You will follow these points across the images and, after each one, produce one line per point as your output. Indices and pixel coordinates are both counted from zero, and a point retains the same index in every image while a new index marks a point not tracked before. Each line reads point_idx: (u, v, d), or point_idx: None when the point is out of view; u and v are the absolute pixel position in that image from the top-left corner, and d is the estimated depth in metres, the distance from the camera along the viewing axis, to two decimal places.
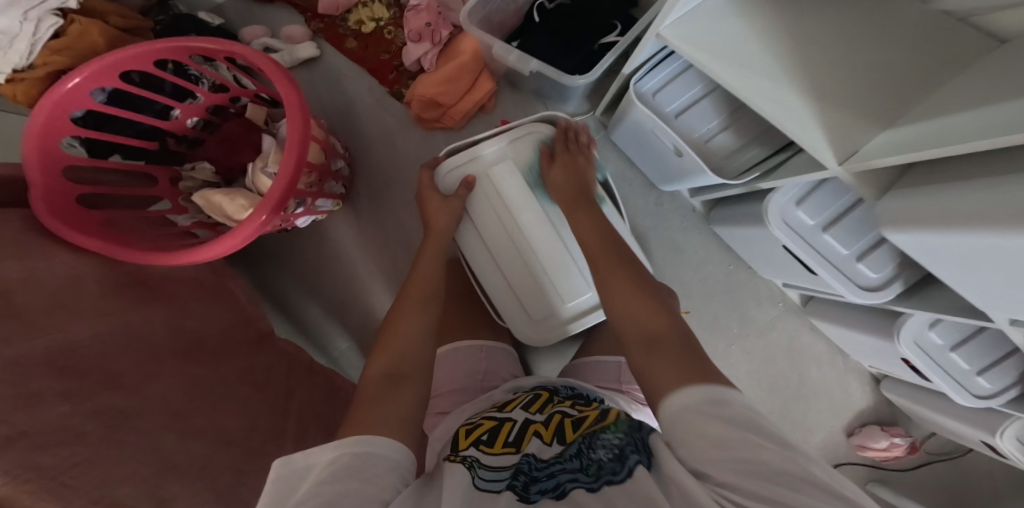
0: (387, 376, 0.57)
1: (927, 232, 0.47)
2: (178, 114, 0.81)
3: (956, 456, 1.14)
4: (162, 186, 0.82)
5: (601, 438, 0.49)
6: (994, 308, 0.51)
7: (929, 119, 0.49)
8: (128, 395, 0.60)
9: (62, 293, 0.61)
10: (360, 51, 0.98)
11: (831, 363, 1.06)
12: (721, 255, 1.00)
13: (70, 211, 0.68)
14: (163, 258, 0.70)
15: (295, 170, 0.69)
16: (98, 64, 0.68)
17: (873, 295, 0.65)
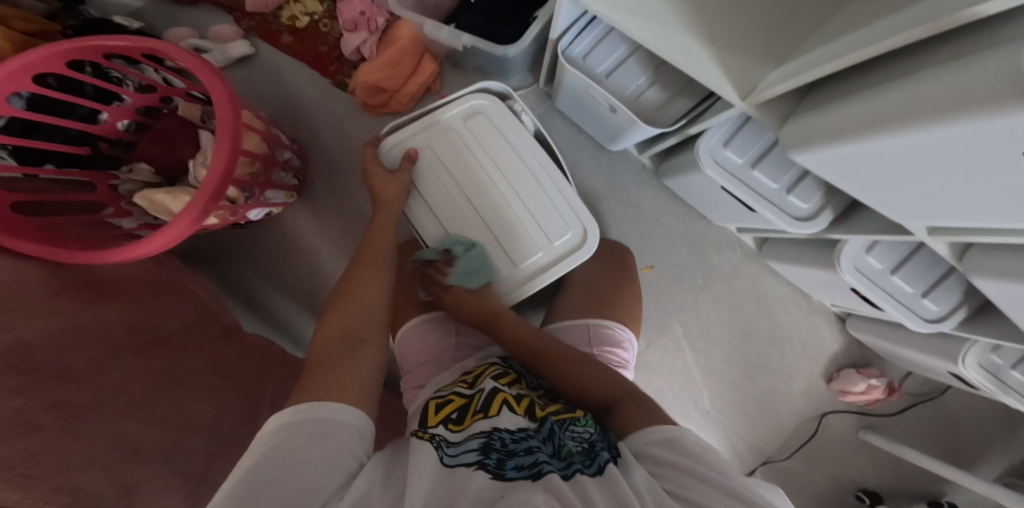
0: (342, 338, 0.60)
1: (842, 146, 0.46)
2: (106, 118, 0.76)
3: (936, 396, 1.14)
4: (100, 192, 0.77)
5: (573, 430, 0.57)
6: (913, 219, 0.54)
7: (829, 43, 0.49)
8: (83, 389, 0.62)
9: (7, 294, 0.62)
10: (296, 45, 0.99)
11: (797, 305, 1.07)
12: (677, 207, 1.02)
13: (10, 230, 0.62)
14: (103, 258, 0.67)
15: (230, 160, 0.68)
16: (9, 66, 0.61)
17: (807, 226, 0.67)
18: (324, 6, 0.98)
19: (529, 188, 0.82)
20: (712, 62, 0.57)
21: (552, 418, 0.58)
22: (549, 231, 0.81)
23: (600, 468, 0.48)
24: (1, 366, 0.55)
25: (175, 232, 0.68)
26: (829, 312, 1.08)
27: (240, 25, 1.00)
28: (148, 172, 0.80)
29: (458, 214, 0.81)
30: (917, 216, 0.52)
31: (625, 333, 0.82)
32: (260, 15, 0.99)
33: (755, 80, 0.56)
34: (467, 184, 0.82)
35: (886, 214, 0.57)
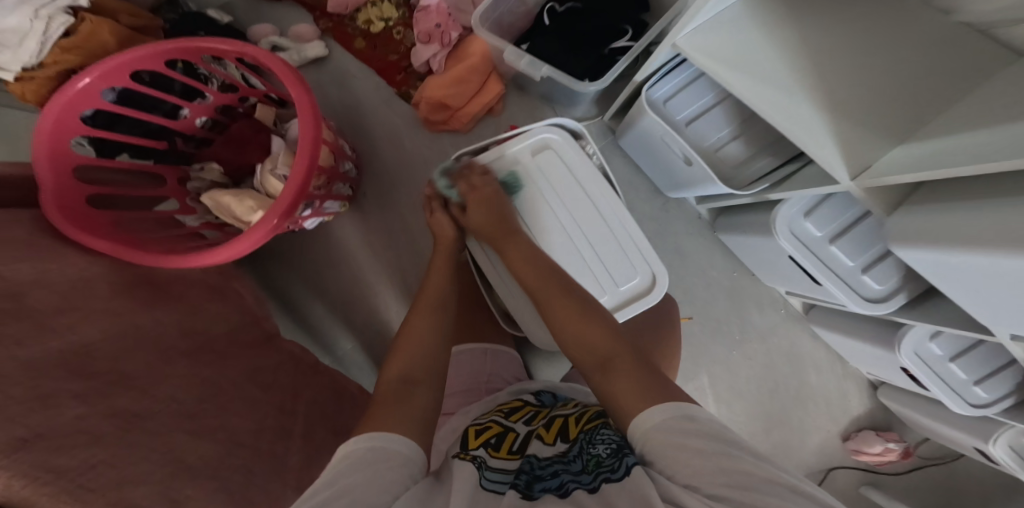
0: (401, 381, 0.58)
1: (952, 250, 0.46)
2: (187, 114, 0.86)
3: (948, 461, 1.16)
4: (171, 185, 0.86)
5: (600, 433, 0.53)
6: (999, 324, 0.51)
7: (945, 135, 0.50)
8: (140, 394, 0.61)
9: (71, 295, 0.62)
10: (367, 52, 0.99)
11: (830, 369, 1.08)
12: (725, 261, 1.02)
13: (81, 209, 0.71)
14: (170, 260, 0.71)
15: (306, 173, 0.72)
16: (105, 65, 0.71)
17: (878, 306, 0.67)
18: (399, 13, 0.97)
19: (598, 228, 0.80)
20: (827, 138, 0.56)
21: (584, 431, 0.56)
22: (616, 275, 0.80)
23: (628, 470, 0.43)
24: (60, 374, 0.54)
25: (256, 238, 0.71)
26: (860, 376, 1.10)
27: (317, 24, 1.00)
28: (218, 172, 0.89)
29: None
30: (1004, 325, 0.51)
31: None
32: (338, 16, 0.99)
33: (867, 158, 0.55)
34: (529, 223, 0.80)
35: (973, 315, 0.54)
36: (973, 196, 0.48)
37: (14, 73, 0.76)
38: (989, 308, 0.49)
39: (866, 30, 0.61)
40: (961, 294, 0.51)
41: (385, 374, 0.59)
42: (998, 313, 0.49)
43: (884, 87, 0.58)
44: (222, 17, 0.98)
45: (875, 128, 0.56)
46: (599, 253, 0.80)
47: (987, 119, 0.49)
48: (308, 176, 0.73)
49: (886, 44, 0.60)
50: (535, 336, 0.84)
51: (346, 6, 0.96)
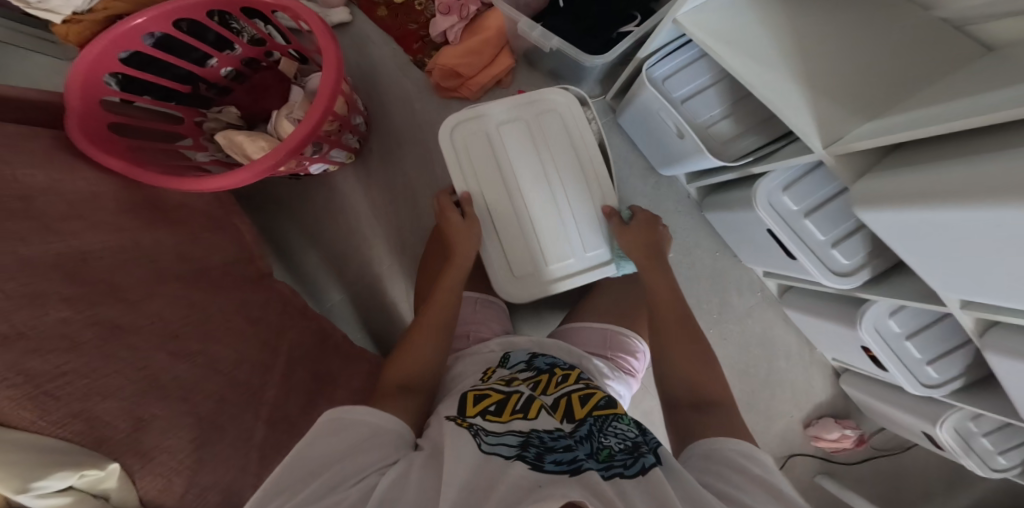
0: (401, 386, 0.65)
1: (911, 210, 0.52)
2: (214, 64, 0.86)
3: (899, 452, 1.23)
4: (187, 125, 0.87)
5: (613, 426, 0.58)
6: (950, 289, 0.59)
7: (915, 109, 0.57)
8: (129, 311, 0.63)
9: (77, 205, 0.63)
10: (389, 20, 1.01)
11: (799, 355, 1.15)
12: (710, 242, 1.08)
13: (100, 134, 0.71)
14: (176, 183, 0.72)
15: (320, 118, 0.75)
16: (160, 8, 0.73)
17: (841, 280, 0.74)
18: None
19: (584, 195, 0.87)
20: (808, 115, 0.63)
21: (591, 415, 0.60)
22: (585, 239, 0.87)
23: (642, 468, 0.50)
24: (54, 275, 0.56)
25: (257, 170, 0.73)
26: (827, 366, 1.17)
27: None
28: (234, 116, 0.89)
29: (497, 198, 0.86)
30: (956, 288, 0.57)
31: (642, 345, 0.88)
32: None
33: (838, 131, 0.62)
34: (513, 172, 0.86)
35: (929, 284, 0.61)
36: (935, 161, 0.53)
37: (63, 16, 0.75)
38: (941, 268, 0.56)
39: (850, 27, 0.68)
40: (916, 256, 0.57)
41: (386, 383, 0.66)
42: (944, 270, 0.56)
43: (865, 78, 0.65)
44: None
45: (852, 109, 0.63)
46: (573, 218, 0.87)
47: (947, 97, 0.55)
48: (322, 119, 0.75)
49: (871, 41, 0.67)
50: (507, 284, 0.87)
51: None
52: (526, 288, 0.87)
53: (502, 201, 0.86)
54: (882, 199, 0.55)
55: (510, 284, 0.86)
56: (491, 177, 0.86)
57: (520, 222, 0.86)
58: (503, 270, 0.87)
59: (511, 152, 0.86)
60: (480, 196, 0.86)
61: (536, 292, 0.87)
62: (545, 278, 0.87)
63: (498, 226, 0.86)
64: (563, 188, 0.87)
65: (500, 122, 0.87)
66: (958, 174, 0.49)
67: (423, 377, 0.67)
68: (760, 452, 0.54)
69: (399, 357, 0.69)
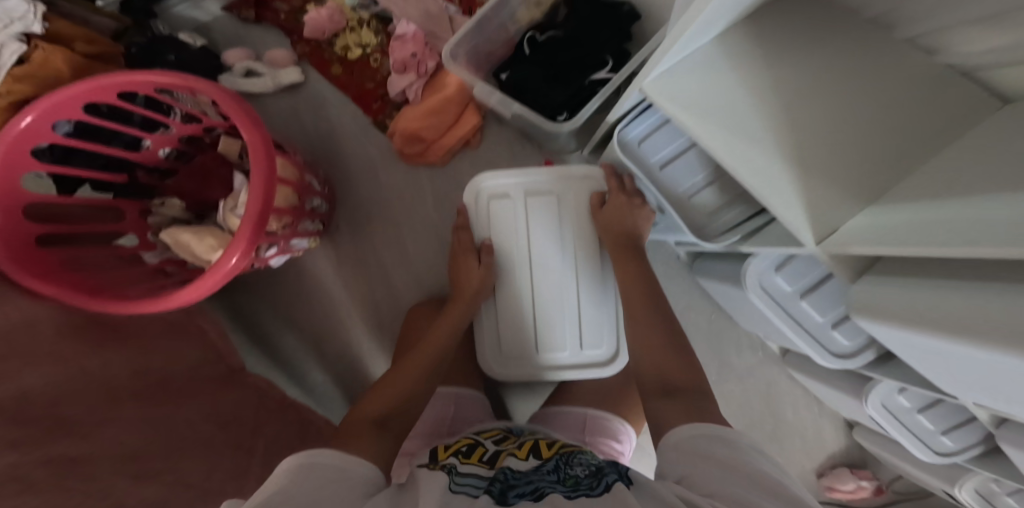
0: (375, 420, 0.58)
1: (914, 332, 0.45)
2: (148, 146, 0.78)
3: (922, 498, 1.16)
4: (130, 220, 0.79)
5: (578, 456, 0.56)
6: (965, 394, 0.51)
7: (909, 203, 0.50)
8: (86, 443, 0.57)
9: (16, 339, 0.58)
10: (344, 77, 0.96)
11: (806, 407, 1.09)
12: (703, 301, 1.02)
13: (25, 250, 0.64)
14: (125, 306, 0.65)
15: (260, 215, 0.68)
16: (47, 99, 0.64)
17: (843, 362, 0.69)
18: (377, 39, 0.95)
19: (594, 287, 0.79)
20: (796, 195, 0.56)
21: (557, 452, 0.59)
22: (585, 335, 0.80)
23: (607, 487, 0.47)
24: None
25: (207, 286, 0.67)
26: (837, 415, 1.10)
27: (294, 49, 0.98)
28: (180, 208, 0.80)
29: (507, 270, 0.80)
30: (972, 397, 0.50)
31: (625, 426, 0.83)
32: (315, 40, 0.96)
33: (831, 220, 0.55)
34: (532, 247, 0.79)
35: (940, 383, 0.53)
36: (934, 274, 0.49)
37: None
38: (960, 385, 0.49)
39: (842, 68, 0.60)
40: (924, 368, 0.50)
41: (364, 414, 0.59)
42: (956, 384, 0.49)
43: (863, 139, 0.57)
44: (194, 40, 0.94)
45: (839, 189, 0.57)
46: (581, 308, 0.79)
47: (958, 183, 0.49)
48: (264, 214, 0.68)
49: (861, 96, 0.58)
50: (490, 367, 0.81)
51: (324, 30, 0.94)
52: (514, 368, 0.81)
53: (511, 275, 0.80)
54: (884, 309, 0.49)
55: (495, 363, 0.81)
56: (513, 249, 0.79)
57: (527, 303, 0.79)
58: (492, 346, 0.81)
59: (533, 228, 0.79)
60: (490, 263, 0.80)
61: (524, 374, 0.81)
62: (538, 364, 0.80)
63: (498, 300, 0.80)
64: (577, 270, 0.79)
65: (532, 195, 0.80)
66: (990, 294, 0.42)
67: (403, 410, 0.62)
68: (735, 432, 0.49)
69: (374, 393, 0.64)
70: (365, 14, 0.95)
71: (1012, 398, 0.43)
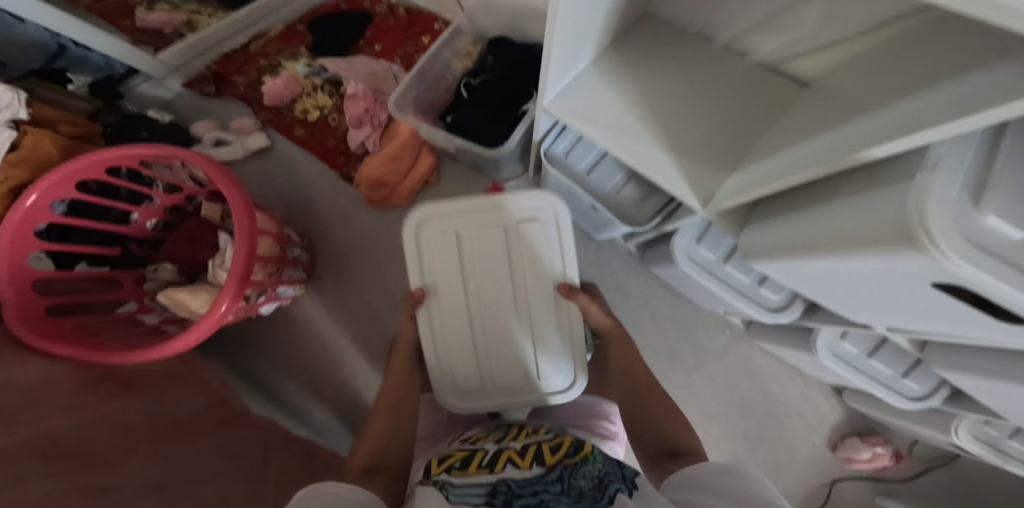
0: (365, 469, 0.57)
1: (801, 260, 0.49)
2: (137, 218, 0.84)
3: (950, 461, 1.11)
4: (128, 288, 0.85)
5: (582, 468, 0.53)
6: (876, 318, 0.55)
7: (767, 156, 0.57)
8: (108, 474, 0.64)
9: (36, 394, 0.67)
10: (307, 137, 1.09)
11: (792, 379, 1.10)
12: (664, 290, 1.09)
13: (40, 319, 0.71)
14: (131, 356, 0.72)
15: (245, 261, 0.77)
16: (50, 176, 0.70)
17: (779, 315, 0.73)
18: (332, 100, 1.09)
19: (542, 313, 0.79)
20: (680, 176, 0.64)
21: (561, 462, 0.55)
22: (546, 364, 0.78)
23: (611, 499, 0.46)
24: (27, 456, 0.58)
25: (200, 332, 0.74)
26: (825, 385, 1.09)
27: (257, 117, 1.11)
28: (172, 271, 0.87)
29: (456, 305, 0.79)
30: (881, 318, 0.55)
31: (613, 407, 0.86)
32: (276, 107, 1.10)
33: (712, 187, 0.63)
34: (479, 279, 0.79)
35: (846, 312, 0.58)
36: (802, 201, 0.53)
37: None
38: (863, 305, 0.53)
39: (693, 65, 0.71)
40: (836, 295, 0.54)
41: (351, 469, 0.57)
42: (859, 305, 0.53)
43: (719, 131, 0.66)
44: (162, 116, 1.03)
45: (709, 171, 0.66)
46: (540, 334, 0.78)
47: (797, 129, 0.56)
48: (250, 261, 0.77)
49: (707, 88, 0.69)
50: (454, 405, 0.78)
51: (281, 97, 1.08)
52: (470, 405, 0.78)
53: (462, 311, 0.78)
54: (777, 248, 0.53)
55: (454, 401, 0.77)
56: (461, 285, 0.79)
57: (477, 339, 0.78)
58: (449, 385, 0.78)
59: (477, 262, 0.79)
60: (438, 298, 0.79)
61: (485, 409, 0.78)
62: (500, 400, 0.78)
63: (448, 335, 0.78)
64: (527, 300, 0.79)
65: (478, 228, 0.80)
66: (841, 202, 0.46)
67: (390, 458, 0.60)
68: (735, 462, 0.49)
69: (367, 437, 0.63)
70: (318, 80, 1.09)
71: (911, 304, 0.45)
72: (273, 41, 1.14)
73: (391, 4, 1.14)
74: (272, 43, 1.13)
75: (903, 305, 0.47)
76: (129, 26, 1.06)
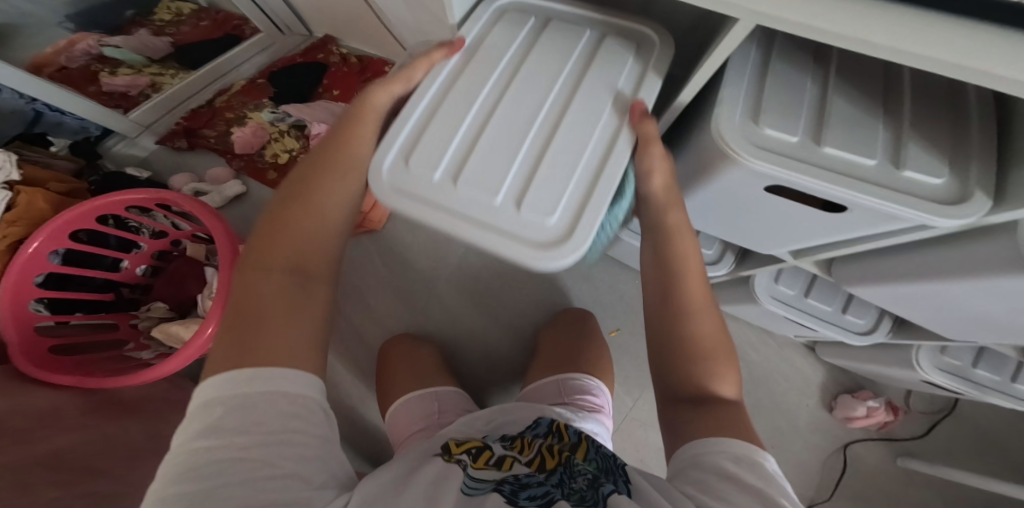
0: (293, 270, 0.46)
1: (702, 183, 0.52)
2: (126, 265, 0.95)
3: (950, 412, 1.09)
4: (123, 330, 0.93)
5: (578, 469, 0.48)
6: (784, 244, 0.58)
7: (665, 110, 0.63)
8: (113, 484, 0.69)
9: (46, 418, 0.72)
10: (280, 179, 1.19)
11: (764, 342, 1.12)
12: (625, 273, 1.15)
13: (41, 356, 0.80)
14: (127, 380, 0.78)
15: (230, 285, 0.82)
16: (47, 226, 0.81)
17: (715, 268, 0.79)
18: (299, 143, 1.21)
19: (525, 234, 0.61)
20: None
21: (561, 465, 0.50)
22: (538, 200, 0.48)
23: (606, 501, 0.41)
24: (35, 469, 0.62)
25: (186, 355, 0.79)
26: (798, 344, 1.12)
27: (231, 166, 1.21)
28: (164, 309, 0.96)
29: (466, 99, 0.53)
30: (790, 243, 0.57)
31: (595, 381, 0.90)
32: (248, 155, 1.21)
33: None
34: (507, 84, 0.55)
35: (762, 245, 0.61)
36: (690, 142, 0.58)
37: None
38: (773, 230, 0.55)
39: None
40: (747, 225, 0.56)
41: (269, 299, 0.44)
42: (769, 230, 0.55)
43: None
44: (140, 173, 1.14)
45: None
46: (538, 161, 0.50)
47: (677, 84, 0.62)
48: (234, 285, 0.83)
49: None
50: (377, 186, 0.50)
51: (252, 145, 1.20)
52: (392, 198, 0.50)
53: (459, 117, 0.53)
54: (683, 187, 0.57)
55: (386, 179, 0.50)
56: (443, 94, 0.54)
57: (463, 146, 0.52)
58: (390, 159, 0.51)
59: (517, 63, 0.56)
60: (451, 77, 0.55)
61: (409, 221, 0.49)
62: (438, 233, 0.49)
63: (435, 119, 0.53)
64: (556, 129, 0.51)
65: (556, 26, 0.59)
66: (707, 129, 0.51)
67: (316, 274, 0.47)
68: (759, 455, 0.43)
69: (286, 225, 0.48)
70: (283, 125, 1.22)
71: (799, 211, 0.48)
72: (236, 95, 1.27)
73: (344, 53, 1.28)
74: (235, 96, 1.27)
75: (795, 216, 0.49)
76: (96, 90, 1.18)
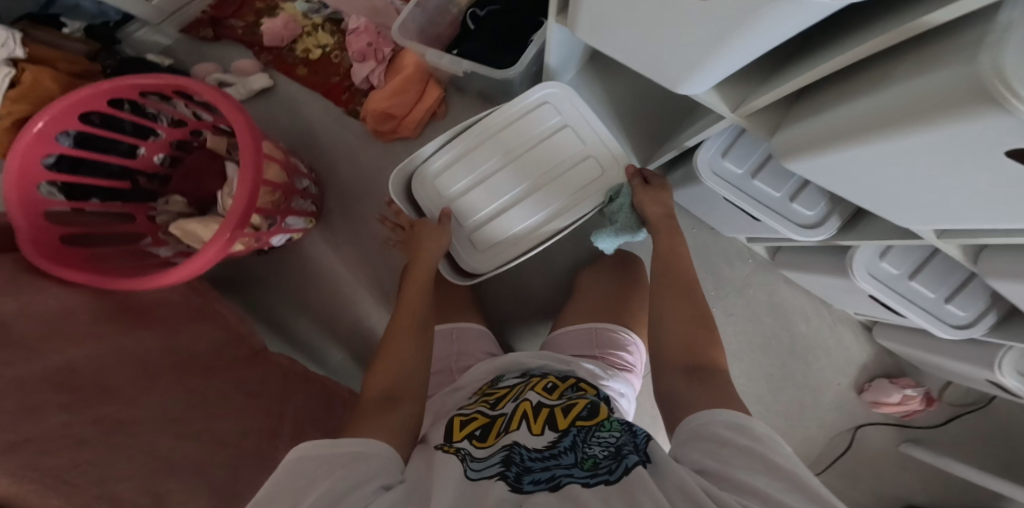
0: (383, 398, 0.55)
1: (882, 143, 0.41)
2: (143, 152, 0.83)
3: (984, 405, 1.05)
4: (140, 223, 0.84)
5: (597, 435, 0.49)
6: (939, 221, 0.49)
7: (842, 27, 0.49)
8: (129, 405, 0.62)
9: (57, 321, 0.64)
10: (310, 76, 1.04)
11: (816, 314, 1.07)
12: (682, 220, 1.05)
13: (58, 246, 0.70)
14: (142, 282, 0.70)
15: (251, 189, 0.71)
16: (55, 105, 0.69)
17: (814, 232, 0.69)
18: (333, 38, 1.04)
19: (723, 24, 0.44)
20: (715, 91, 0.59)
21: (574, 425, 0.50)
22: None
23: (627, 470, 0.42)
24: (45, 386, 0.56)
25: (206, 260, 0.70)
26: (853, 320, 1.06)
27: (258, 59, 1.06)
28: (182, 203, 0.87)
29: None
30: (952, 223, 0.48)
31: (630, 336, 0.84)
32: (276, 49, 1.05)
33: (747, 92, 0.60)
34: None
35: (903, 217, 0.52)
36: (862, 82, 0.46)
37: None
38: (946, 207, 0.45)
39: None
40: (904, 193, 0.47)
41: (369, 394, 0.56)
42: (933, 204, 0.46)
43: None
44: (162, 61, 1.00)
45: (742, 81, 0.61)
46: None
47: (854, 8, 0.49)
48: (254, 185, 0.72)
49: None
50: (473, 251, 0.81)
51: (281, 37, 1.03)
52: None
53: None
54: (834, 138, 0.46)
55: None
56: None
57: None
58: None
59: None
60: None
61: None
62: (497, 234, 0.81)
63: None
64: None
65: None
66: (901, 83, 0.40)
67: (404, 380, 0.58)
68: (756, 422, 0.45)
69: (384, 355, 0.61)
70: (318, 18, 1.04)
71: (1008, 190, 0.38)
72: None
73: None
74: None
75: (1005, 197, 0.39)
76: None
